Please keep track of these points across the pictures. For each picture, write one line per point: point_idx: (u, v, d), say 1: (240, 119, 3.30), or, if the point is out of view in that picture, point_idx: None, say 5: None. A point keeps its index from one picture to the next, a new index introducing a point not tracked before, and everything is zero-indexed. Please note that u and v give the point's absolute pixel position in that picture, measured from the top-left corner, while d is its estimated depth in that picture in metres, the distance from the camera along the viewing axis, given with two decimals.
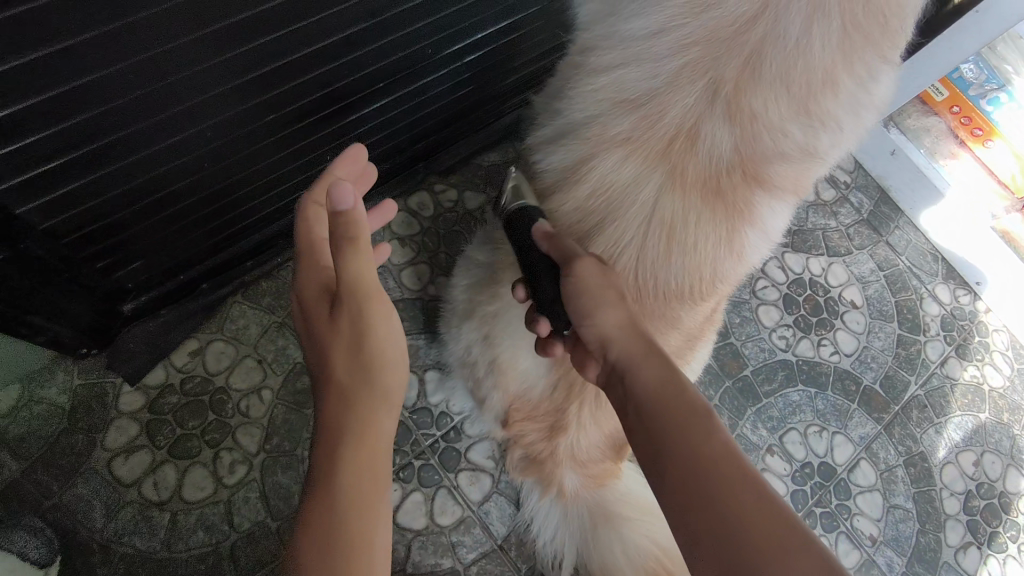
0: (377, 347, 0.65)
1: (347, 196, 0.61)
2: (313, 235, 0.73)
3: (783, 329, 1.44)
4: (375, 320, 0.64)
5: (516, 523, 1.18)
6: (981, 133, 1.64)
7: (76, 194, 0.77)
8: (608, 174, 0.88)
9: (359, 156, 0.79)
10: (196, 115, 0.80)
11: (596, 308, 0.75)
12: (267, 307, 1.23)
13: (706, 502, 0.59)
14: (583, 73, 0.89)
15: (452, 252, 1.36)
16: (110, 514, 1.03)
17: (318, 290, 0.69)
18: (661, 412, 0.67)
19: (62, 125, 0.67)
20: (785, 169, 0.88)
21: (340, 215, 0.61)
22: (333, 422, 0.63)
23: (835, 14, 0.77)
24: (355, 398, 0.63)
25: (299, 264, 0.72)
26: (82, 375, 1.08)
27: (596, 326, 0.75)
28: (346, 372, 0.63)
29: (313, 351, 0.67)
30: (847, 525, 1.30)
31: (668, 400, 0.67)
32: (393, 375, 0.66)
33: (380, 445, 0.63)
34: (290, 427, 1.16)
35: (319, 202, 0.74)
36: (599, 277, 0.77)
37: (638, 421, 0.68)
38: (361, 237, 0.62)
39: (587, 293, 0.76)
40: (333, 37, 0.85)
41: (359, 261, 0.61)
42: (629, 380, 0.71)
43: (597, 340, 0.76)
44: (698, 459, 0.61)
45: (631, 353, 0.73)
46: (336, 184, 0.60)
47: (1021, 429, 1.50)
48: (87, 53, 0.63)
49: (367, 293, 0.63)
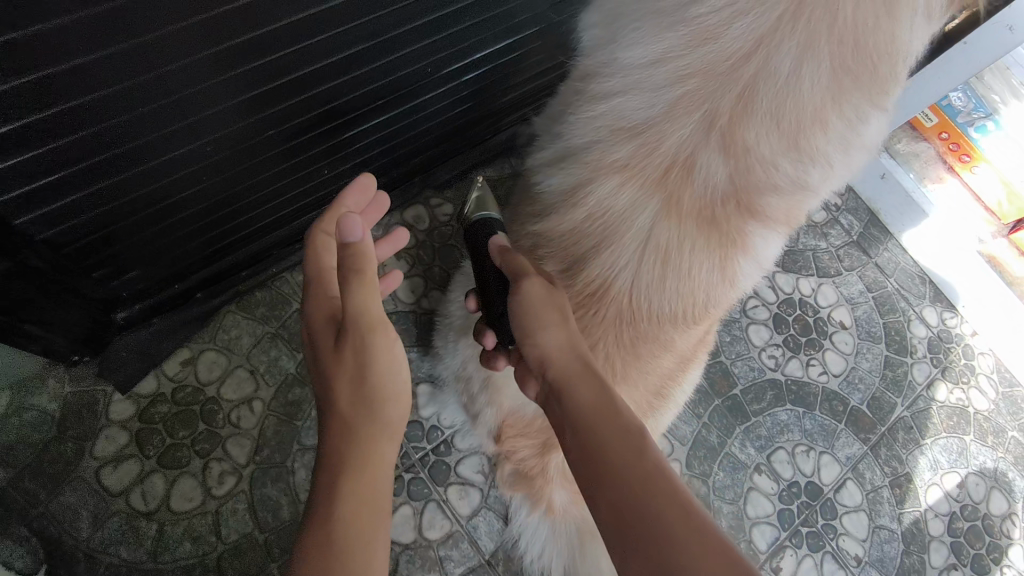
0: (378, 377, 0.65)
1: (355, 228, 0.66)
2: (322, 265, 0.75)
3: (773, 348, 1.46)
4: (377, 352, 0.65)
5: (504, 538, 1.18)
6: (969, 159, 1.67)
7: (78, 205, 0.78)
8: (604, 200, 0.89)
9: (366, 188, 0.86)
10: (197, 131, 0.81)
11: (541, 327, 0.80)
12: (261, 317, 1.23)
13: (646, 528, 0.60)
14: (585, 99, 0.91)
15: (447, 266, 1.37)
16: (96, 523, 1.03)
17: (326, 319, 0.69)
18: (600, 432, 0.68)
19: (66, 140, 0.69)
20: (777, 202, 0.90)
21: (348, 246, 0.65)
22: (334, 453, 0.63)
23: (826, 54, 0.79)
24: (357, 432, 0.63)
25: (307, 295, 0.72)
26: (74, 382, 1.08)
27: (540, 344, 0.79)
28: (349, 404, 0.64)
29: (317, 382, 0.67)
30: (833, 545, 1.31)
31: (608, 419, 0.69)
32: (395, 410, 0.66)
33: (380, 475, 0.63)
34: (280, 438, 1.16)
35: (328, 231, 0.79)
36: (543, 296, 0.82)
37: (575, 444, 0.70)
38: (365, 267, 0.65)
39: (529, 310, 0.81)
40: (336, 56, 0.87)
41: (365, 293, 0.64)
42: (568, 400, 0.73)
43: (537, 362, 0.80)
44: (635, 482, 0.63)
45: (567, 368, 0.76)
46: (344, 219, 0.65)
47: (1005, 452, 1.52)
48: (96, 72, 0.64)
49: (369, 323, 0.64)
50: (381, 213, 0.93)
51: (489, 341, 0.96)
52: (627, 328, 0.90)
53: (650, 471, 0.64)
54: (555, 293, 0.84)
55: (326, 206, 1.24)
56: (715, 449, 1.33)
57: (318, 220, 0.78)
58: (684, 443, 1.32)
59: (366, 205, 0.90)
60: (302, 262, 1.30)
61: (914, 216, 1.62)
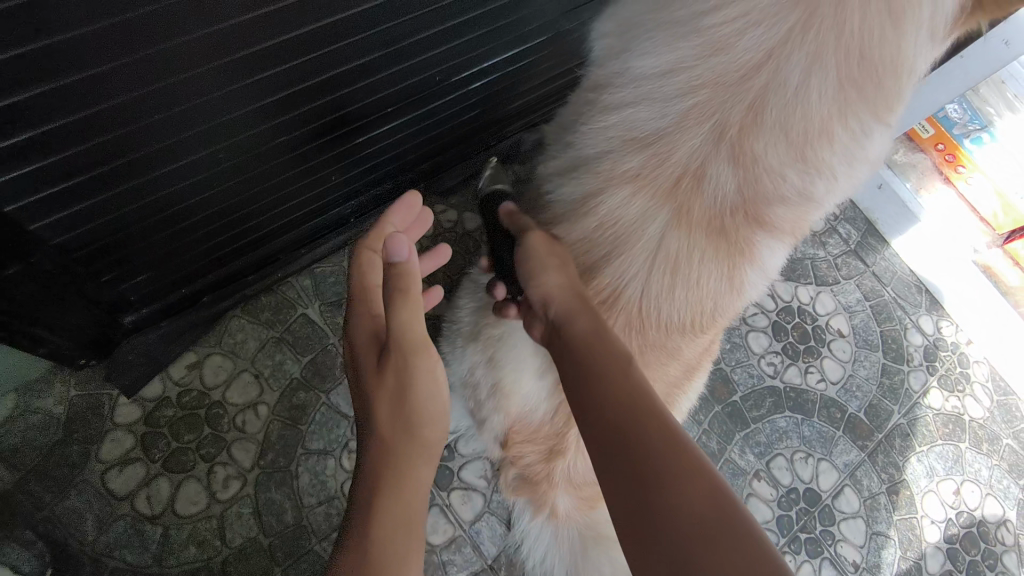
0: (418, 399, 0.68)
1: (401, 247, 0.71)
2: (366, 282, 0.75)
3: (772, 355, 1.47)
4: (419, 374, 0.68)
5: (506, 543, 1.19)
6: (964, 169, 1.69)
7: (90, 211, 0.79)
8: (615, 210, 0.91)
9: (410, 206, 0.87)
10: (213, 137, 0.83)
11: (543, 270, 0.83)
12: (266, 322, 1.24)
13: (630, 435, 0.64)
14: (596, 110, 0.93)
15: (452, 272, 1.38)
16: (102, 526, 1.03)
17: (369, 339, 0.71)
18: (596, 355, 0.73)
19: (86, 145, 0.70)
20: (786, 212, 0.92)
21: (394, 265, 0.71)
22: (371, 474, 0.65)
23: (833, 66, 0.81)
24: (395, 454, 0.65)
25: (350, 312, 0.73)
26: (80, 385, 1.09)
27: (541, 285, 0.82)
28: (388, 424, 0.66)
29: (357, 399, 0.69)
30: (831, 551, 1.33)
31: (602, 347, 0.74)
32: (434, 431, 0.69)
33: (416, 496, 0.66)
34: (286, 442, 1.17)
35: (373, 248, 0.78)
36: (544, 247, 0.86)
37: (570, 365, 0.74)
38: (410, 288, 0.70)
39: (529, 260, 0.84)
40: (352, 63, 0.88)
41: (409, 310, 0.68)
42: (566, 331, 0.77)
43: (540, 299, 0.82)
44: (625, 399, 0.67)
45: (566, 307, 0.79)
46: (391, 239, 0.71)
47: (1000, 460, 1.53)
48: (117, 80, 0.65)
49: (413, 344, 0.67)
50: (423, 230, 0.92)
51: (500, 293, 0.99)
52: (636, 335, 0.92)
53: (639, 390, 0.68)
54: (557, 248, 0.88)
55: (333, 211, 1.25)
56: (715, 456, 1.35)
57: (364, 238, 0.79)
58: None
59: (410, 222, 0.89)
60: (309, 266, 1.31)
61: (909, 223, 1.64)
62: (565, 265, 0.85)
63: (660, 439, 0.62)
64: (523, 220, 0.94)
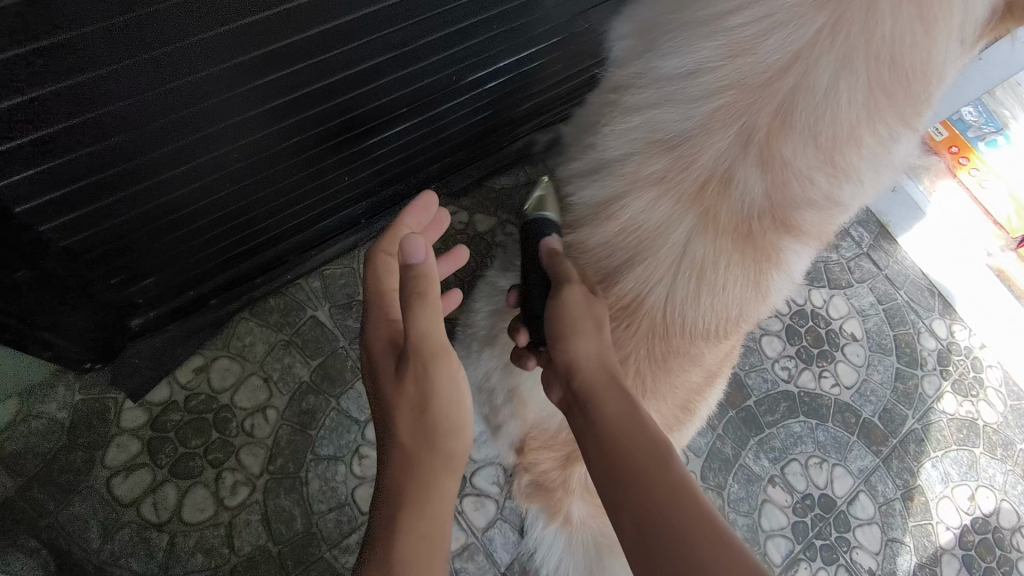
0: (440, 409, 0.65)
1: (419, 249, 0.64)
2: (382, 287, 0.72)
3: (786, 360, 1.46)
4: (440, 381, 0.65)
5: (520, 551, 1.16)
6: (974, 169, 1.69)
7: (99, 211, 0.76)
8: (639, 215, 0.90)
9: (427, 207, 0.85)
10: (226, 137, 0.80)
11: (573, 335, 0.77)
12: (274, 325, 1.22)
13: (672, 542, 0.57)
14: (618, 111, 0.93)
15: (464, 274, 1.36)
16: (106, 534, 1.00)
17: (386, 345, 0.68)
18: (626, 443, 0.67)
19: (96, 146, 0.68)
20: (813, 216, 0.90)
21: (411, 268, 0.63)
22: (393, 488, 0.63)
23: (863, 70, 0.79)
24: (418, 466, 0.63)
25: (367, 317, 0.71)
26: (84, 390, 1.06)
27: (569, 350, 0.77)
28: (409, 435, 0.63)
29: (377, 410, 0.66)
30: (847, 557, 1.31)
31: (633, 435, 0.67)
32: (458, 441, 0.66)
33: (440, 509, 0.63)
34: (294, 448, 1.14)
35: (389, 250, 0.75)
36: (581, 305, 0.81)
37: (598, 456, 0.68)
38: (428, 292, 0.63)
39: (567, 320, 0.78)
40: (361, 66, 0.87)
41: (428, 317, 0.62)
42: (594, 411, 0.71)
43: (563, 363, 0.77)
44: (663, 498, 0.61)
45: (594, 382, 0.74)
46: (407, 240, 0.63)
47: (1014, 466, 1.52)
48: (129, 80, 0.63)
49: (432, 351, 0.63)
50: (440, 230, 0.89)
51: (522, 340, 0.92)
52: (658, 342, 0.91)
53: (676, 484, 0.62)
54: (595, 303, 0.82)
55: (343, 213, 1.22)
56: (730, 461, 1.33)
57: (378, 239, 0.75)
58: (699, 454, 1.31)
59: (426, 223, 0.86)
60: (318, 269, 1.28)
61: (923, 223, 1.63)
62: (600, 328, 0.79)
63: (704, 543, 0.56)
64: (564, 266, 0.86)
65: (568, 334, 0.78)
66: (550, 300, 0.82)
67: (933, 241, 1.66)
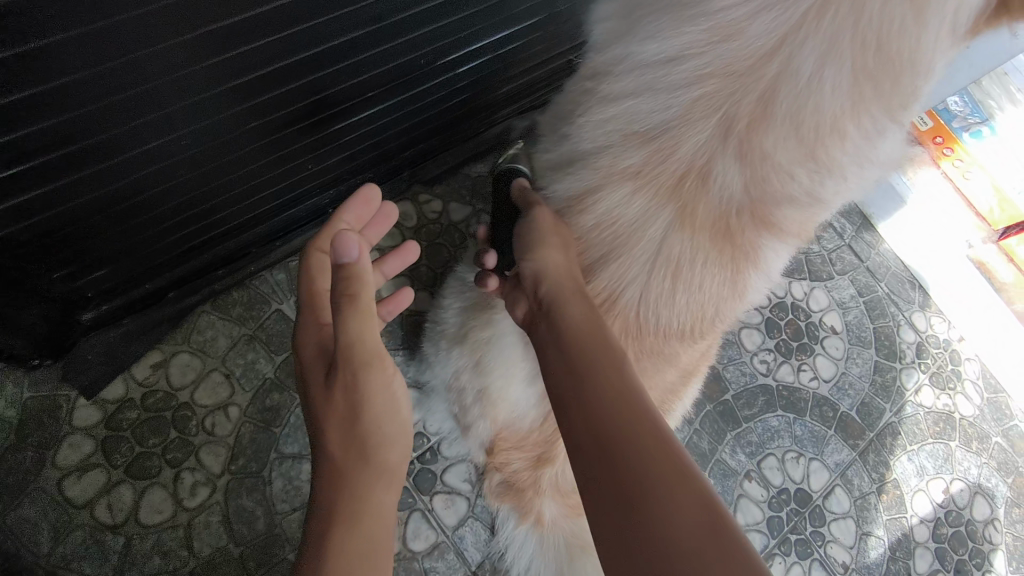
0: (373, 418, 0.64)
1: (352, 246, 0.58)
2: (316, 287, 0.71)
3: (765, 353, 1.44)
4: (372, 390, 0.63)
5: (490, 549, 1.14)
6: (950, 151, 1.71)
7: (38, 202, 0.71)
8: (614, 209, 0.87)
9: (369, 199, 0.82)
10: (176, 122, 0.75)
11: (543, 247, 0.82)
12: (238, 318, 1.17)
13: (593, 399, 0.68)
14: (594, 100, 0.88)
15: (436, 265, 1.31)
16: (57, 537, 0.96)
17: (315, 352, 0.67)
18: (597, 379, 0.69)
19: (29, 129, 0.62)
20: (792, 213, 0.88)
21: (342, 268, 0.58)
22: (325, 506, 0.62)
23: (848, 57, 0.76)
24: (350, 480, 0.63)
25: (299, 323, 0.70)
26: (33, 387, 1.01)
27: (536, 262, 0.81)
28: (340, 448, 0.64)
29: (310, 420, 0.65)
30: (821, 552, 1.31)
31: (567, 292, 0.79)
32: (394, 452, 0.66)
33: (378, 527, 0.63)
34: (257, 447, 1.11)
35: (322, 248, 0.75)
36: (550, 225, 0.86)
37: (560, 365, 0.73)
38: (360, 294, 0.58)
39: (535, 233, 0.84)
40: (324, 46, 0.81)
41: (361, 323, 0.58)
42: (558, 315, 0.77)
43: (531, 276, 0.82)
44: (642, 456, 0.61)
45: (560, 290, 0.79)
46: (339, 237, 0.57)
47: (989, 459, 1.52)
48: (63, 55, 0.58)
49: (364, 357, 0.61)
50: (388, 224, 0.87)
51: (490, 261, 0.96)
52: (631, 343, 0.89)
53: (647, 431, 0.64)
54: (561, 227, 0.87)
55: (309, 202, 1.17)
56: (706, 456, 1.31)
57: (313, 239, 0.76)
58: None
59: (369, 217, 0.85)
60: (283, 260, 1.23)
61: (894, 206, 1.65)
62: (567, 247, 0.85)
63: (649, 459, 0.61)
64: (532, 197, 0.93)
65: (539, 244, 0.82)
66: (522, 220, 0.88)
67: (910, 230, 1.65)
